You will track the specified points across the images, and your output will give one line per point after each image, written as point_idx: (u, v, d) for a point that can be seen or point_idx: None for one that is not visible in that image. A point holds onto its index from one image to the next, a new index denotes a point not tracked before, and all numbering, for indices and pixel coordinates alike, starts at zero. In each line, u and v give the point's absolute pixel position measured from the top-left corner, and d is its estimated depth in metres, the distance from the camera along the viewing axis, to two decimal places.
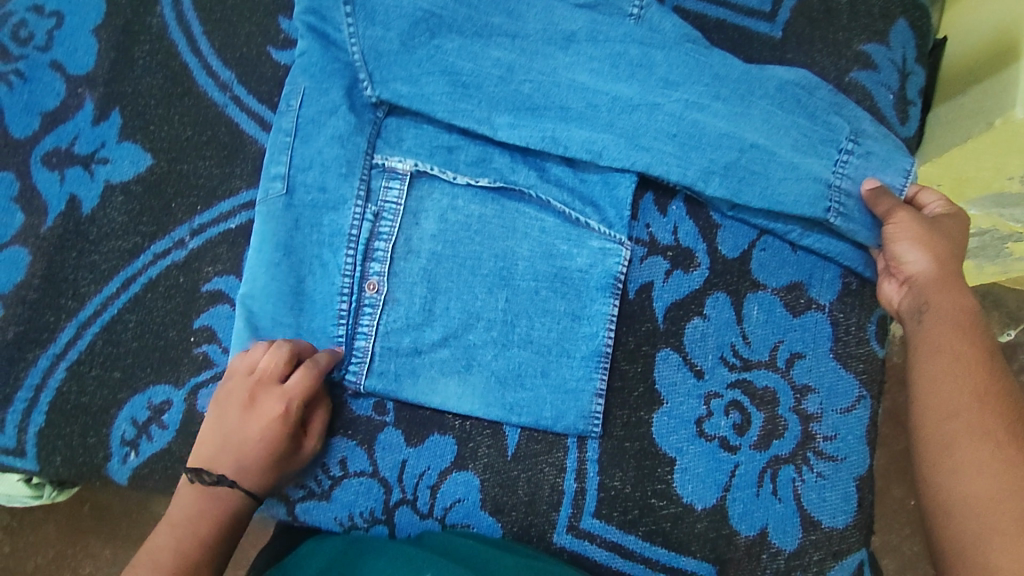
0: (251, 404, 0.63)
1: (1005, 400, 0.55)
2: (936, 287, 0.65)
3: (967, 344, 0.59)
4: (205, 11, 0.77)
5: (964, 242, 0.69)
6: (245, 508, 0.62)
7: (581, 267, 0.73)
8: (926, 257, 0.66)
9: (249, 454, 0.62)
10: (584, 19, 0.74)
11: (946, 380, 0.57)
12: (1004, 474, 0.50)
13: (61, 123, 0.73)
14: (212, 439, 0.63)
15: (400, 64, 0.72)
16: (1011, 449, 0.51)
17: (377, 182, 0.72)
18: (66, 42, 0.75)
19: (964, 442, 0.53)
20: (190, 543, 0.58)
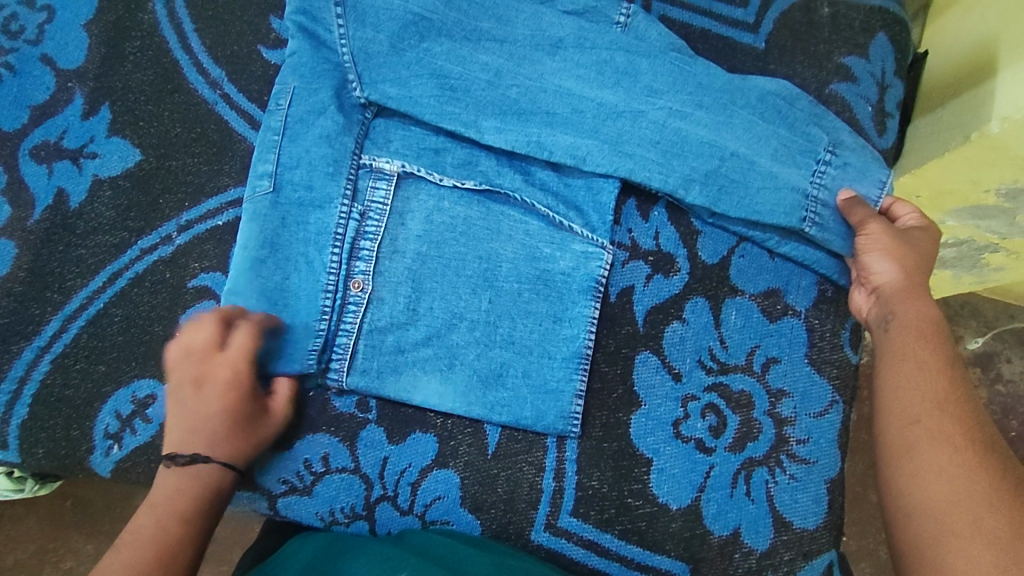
0: (201, 380, 0.65)
1: (964, 406, 0.57)
2: (901, 297, 0.67)
3: (931, 352, 0.62)
4: (197, 9, 0.77)
5: (934, 254, 0.71)
6: (223, 484, 0.63)
7: (564, 270, 0.74)
8: (894, 267, 0.69)
9: (216, 426, 0.63)
10: (571, 26, 0.76)
11: (910, 386, 0.59)
12: (962, 478, 0.52)
13: (50, 117, 0.74)
14: (174, 426, 0.64)
15: (389, 66, 0.73)
16: (968, 454, 0.54)
17: (364, 182, 0.73)
18: (57, 36, 0.75)
19: (925, 446, 0.55)
20: (170, 519, 0.58)
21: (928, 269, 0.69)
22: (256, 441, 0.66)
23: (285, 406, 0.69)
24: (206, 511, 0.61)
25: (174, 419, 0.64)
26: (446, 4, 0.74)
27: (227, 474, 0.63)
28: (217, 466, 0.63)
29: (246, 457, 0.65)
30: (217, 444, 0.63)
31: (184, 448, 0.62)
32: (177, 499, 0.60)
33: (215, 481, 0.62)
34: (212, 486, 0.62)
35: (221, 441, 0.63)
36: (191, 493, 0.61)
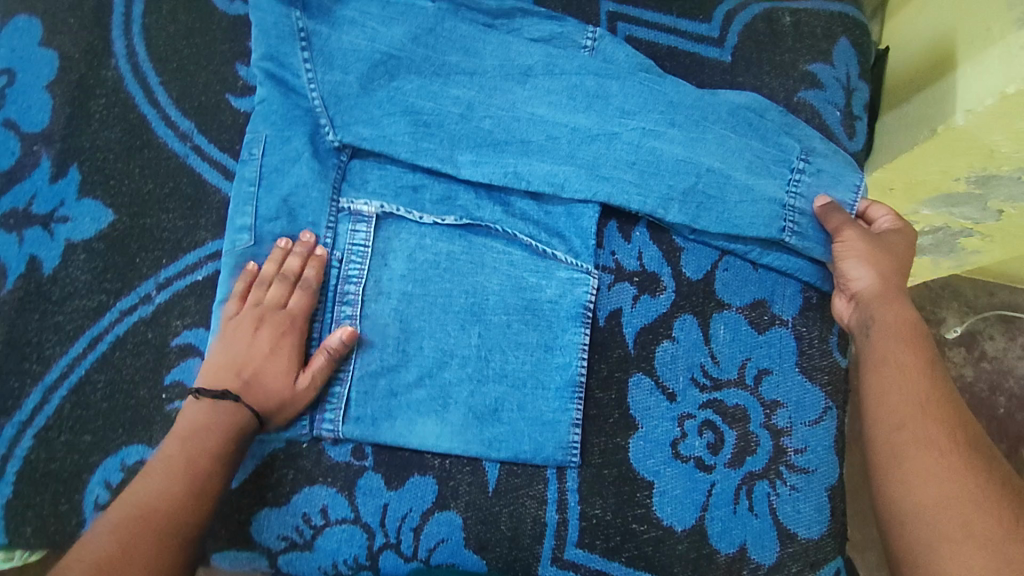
0: (260, 325, 0.68)
1: (946, 406, 0.58)
2: (879, 301, 0.68)
3: (910, 354, 0.63)
4: (161, 61, 0.76)
5: (909, 255, 0.72)
6: (245, 426, 0.65)
7: (550, 298, 0.74)
8: (871, 272, 0.70)
9: (258, 372, 0.67)
10: (539, 54, 0.79)
11: (897, 389, 0.60)
12: (950, 482, 0.53)
13: (18, 182, 0.72)
14: (221, 362, 0.67)
15: (360, 107, 0.74)
16: (953, 456, 0.55)
17: (343, 226, 0.73)
18: (19, 100, 0.74)
19: (913, 452, 0.56)
20: (199, 456, 0.62)
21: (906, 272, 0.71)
22: (283, 400, 0.67)
23: (313, 381, 0.67)
24: (233, 448, 0.64)
25: (224, 357, 0.67)
26: (413, 40, 0.77)
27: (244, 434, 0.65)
28: (240, 407, 0.65)
29: (274, 412, 0.67)
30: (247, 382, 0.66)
31: (215, 383, 0.66)
32: (203, 435, 0.63)
33: (239, 424, 0.64)
34: (233, 427, 0.64)
35: (255, 383, 0.66)
36: (216, 430, 0.63)
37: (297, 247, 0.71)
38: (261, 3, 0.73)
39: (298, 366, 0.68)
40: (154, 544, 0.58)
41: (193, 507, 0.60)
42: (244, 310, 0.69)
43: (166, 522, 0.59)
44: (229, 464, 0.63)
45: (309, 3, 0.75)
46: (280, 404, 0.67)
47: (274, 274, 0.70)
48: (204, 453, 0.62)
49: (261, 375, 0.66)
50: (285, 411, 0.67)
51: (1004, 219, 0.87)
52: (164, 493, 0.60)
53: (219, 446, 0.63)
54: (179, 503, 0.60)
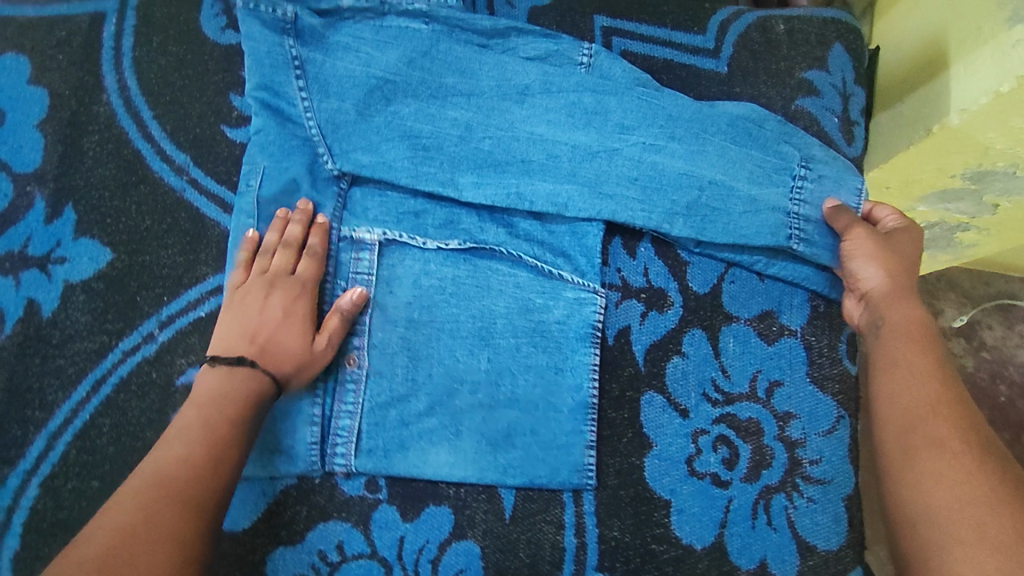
0: (270, 291, 0.68)
1: (957, 408, 0.58)
2: (888, 300, 0.68)
3: (920, 357, 0.62)
4: (153, 95, 0.75)
5: (919, 253, 0.72)
6: (263, 394, 0.64)
7: (558, 319, 0.73)
8: (880, 271, 0.70)
9: (272, 336, 0.66)
10: (536, 72, 0.78)
11: (906, 391, 0.60)
12: (962, 484, 0.53)
13: (12, 225, 0.71)
14: (233, 331, 0.67)
15: (358, 134, 0.73)
16: (965, 457, 0.54)
17: (346, 255, 0.72)
18: (9, 140, 0.72)
19: (925, 454, 0.55)
20: (218, 421, 0.61)
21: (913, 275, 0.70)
22: (301, 363, 0.66)
23: (329, 342, 0.68)
24: (251, 414, 0.63)
25: (236, 326, 0.67)
26: (409, 63, 0.76)
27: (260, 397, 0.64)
28: (257, 373, 0.64)
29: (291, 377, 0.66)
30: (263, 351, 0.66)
31: (230, 351, 0.65)
32: (221, 402, 0.62)
33: (257, 388, 0.63)
34: (252, 395, 0.63)
35: (270, 348, 0.66)
36: (235, 397, 0.62)
37: (296, 216, 0.71)
38: (253, 32, 0.72)
39: (312, 328, 0.68)
40: (176, 508, 0.55)
41: (215, 473, 0.59)
42: (252, 279, 0.69)
43: (188, 487, 0.57)
44: (249, 431, 0.62)
45: (301, 29, 0.73)
46: (298, 368, 0.66)
47: (278, 243, 0.70)
48: (222, 422, 0.61)
49: (277, 338, 0.66)
50: (302, 374, 0.66)
51: (1000, 213, 0.87)
52: (185, 459, 0.58)
53: (238, 413, 0.62)
54: (201, 470, 0.58)
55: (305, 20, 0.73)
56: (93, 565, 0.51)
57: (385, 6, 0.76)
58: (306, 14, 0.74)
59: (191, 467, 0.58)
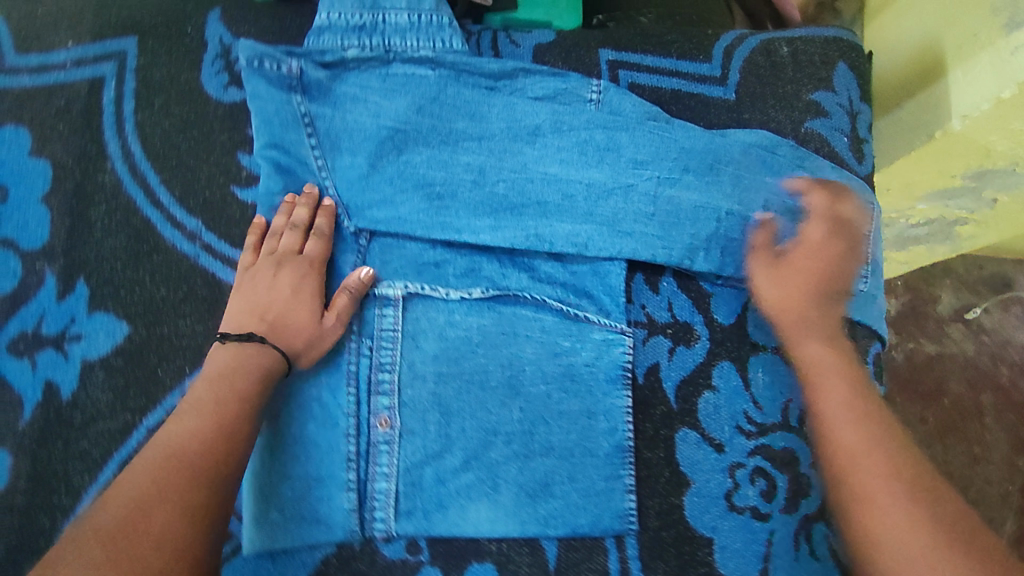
0: (278, 270, 0.70)
1: (875, 453, 0.62)
2: (789, 326, 0.74)
3: (839, 405, 0.67)
4: (159, 159, 0.74)
5: (808, 266, 0.75)
6: (274, 369, 0.65)
7: (587, 362, 0.73)
8: (774, 291, 0.75)
9: (281, 314, 0.68)
10: (545, 112, 0.77)
11: (839, 430, 0.65)
12: (897, 541, 0.57)
13: (24, 304, 0.69)
14: (244, 309, 0.69)
15: (372, 188, 0.73)
16: (891, 510, 0.58)
17: (369, 311, 0.71)
18: (14, 217, 0.71)
19: (860, 517, 0.60)
20: (228, 397, 0.62)
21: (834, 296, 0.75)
22: (309, 340, 0.68)
23: (338, 319, 0.69)
24: (261, 390, 0.64)
25: (247, 306, 0.69)
26: (418, 111, 0.75)
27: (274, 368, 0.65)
28: (266, 349, 0.66)
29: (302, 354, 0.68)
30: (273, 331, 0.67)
31: (240, 328, 0.67)
32: (231, 378, 0.63)
33: (266, 366, 0.65)
34: (262, 371, 0.65)
35: (279, 326, 0.68)
36: (247, 371, 0.64)
37: (302, 199, 0.72)
38: (259, 91, 0.71)
39: (320, 306, 0.69)
40: (186, 478, 0.57)
41: (227, 441, 0.60)
42: (260, 261, 0.71)
43: (198, 458, 0.58)
44: (260, 403, 0.63)
45: (307, 85, 0.72)
46: (307, 345, 0.68)
47: (284, 225, 0.71)
48: (231, 397, 0.62)
49: (285, 317, 0.68)
50: (312, 349, 0.68)
51: None
52: (196, 433, 0.60)
53: (248, 386, 0.63)
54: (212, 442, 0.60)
55: (310, 74, 0.72)
56: (108, 531, 0.53)
57: (390, 54, 0.75)
58: (310, 67, 0.72)
59: (202, 440, 0.59)
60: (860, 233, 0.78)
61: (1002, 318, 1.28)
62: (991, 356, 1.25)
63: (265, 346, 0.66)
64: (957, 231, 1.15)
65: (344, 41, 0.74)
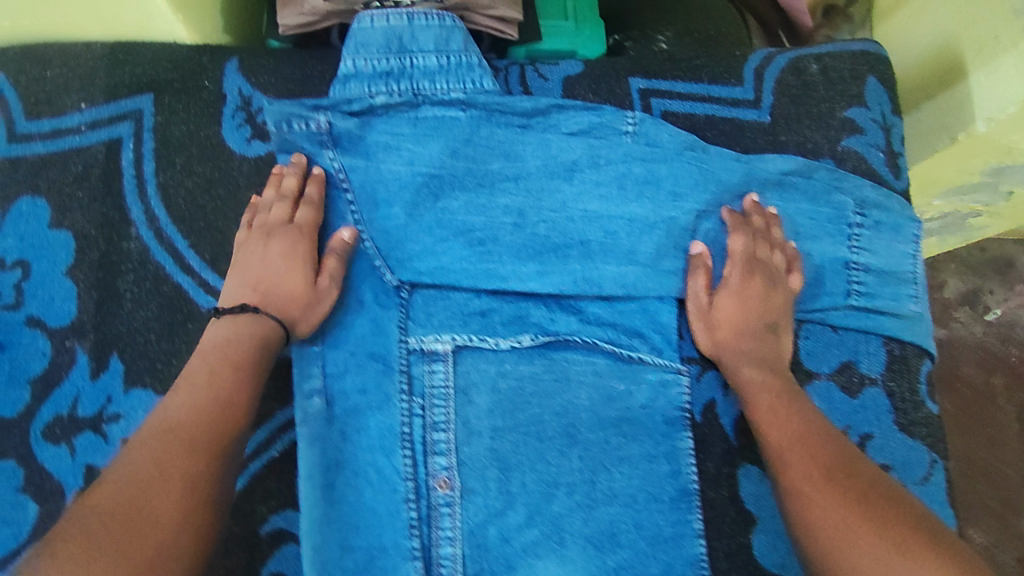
0: (268, 240, 0.68)
1: (807, 442, 0.63)
2: (733, 358, 0.72)
3: (772, 404, 0.67)
4: (185, 222, 0.70)
5: (751, 302, 0.73)
6: (269, 337, 0.63)
7: (642, 404, 0.72)
8: (707, 336, 0.74)
9: (275, 283, 0.66)
10: (581, 147, 0.75)
11: (770, 429, 0.66)
12: (825, 519, 0.57)
13: (56, 387, 0.66)
14: (237, 281, 0.67)
15: (411, 239, 0.71)
16: (822, 490, 0.59)
17: (418, 368, 0.69)
18: (39, 293, 0.67)
19: (793, 503, 0.60)
20: (222, 367, 0.60)
21: (775, 326, 0.74)
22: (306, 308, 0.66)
23: (331, 281, 0.67)
24: (256, 355, 0.62)
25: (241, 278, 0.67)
26: (452, 154, 0.72)
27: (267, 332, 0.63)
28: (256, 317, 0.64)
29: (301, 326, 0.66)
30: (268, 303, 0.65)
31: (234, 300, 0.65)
32: (226, 348, 0.61)
33: (262, 333, 0.63)
34: (256, 339, 0.63)
35: (272, 293, 0.66)
36: (241, 339, 0.62)
37: (291, 169, 0.70)
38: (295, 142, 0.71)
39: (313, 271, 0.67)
40: (184, 450, 0.53)
41: (226, 411, 0.57)
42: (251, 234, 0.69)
43: (195, 432, 0.55)
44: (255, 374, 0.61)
45: (338, 137, 0.71)
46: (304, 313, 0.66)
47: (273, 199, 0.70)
48: (225, 375, 0.59)
49: (281, 287, 0.66)
50: (309, 314, 0.66)
51: None
52: (192, 408, 0.57)
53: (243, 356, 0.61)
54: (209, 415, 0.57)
55: (339, 125, 0.70)
56: (109, 507, 0.49)
57: (418, 98, 0.72)
58: (338, 119, 0.70)
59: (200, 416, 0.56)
60: (782, 262, 0.75)
61: (1008, 298, 1.23)
62: (998, 336, 1.22)
63: (258, 313, 0.64)
64: (969, 222, 1.15)
65: (372, 88, 0.71)
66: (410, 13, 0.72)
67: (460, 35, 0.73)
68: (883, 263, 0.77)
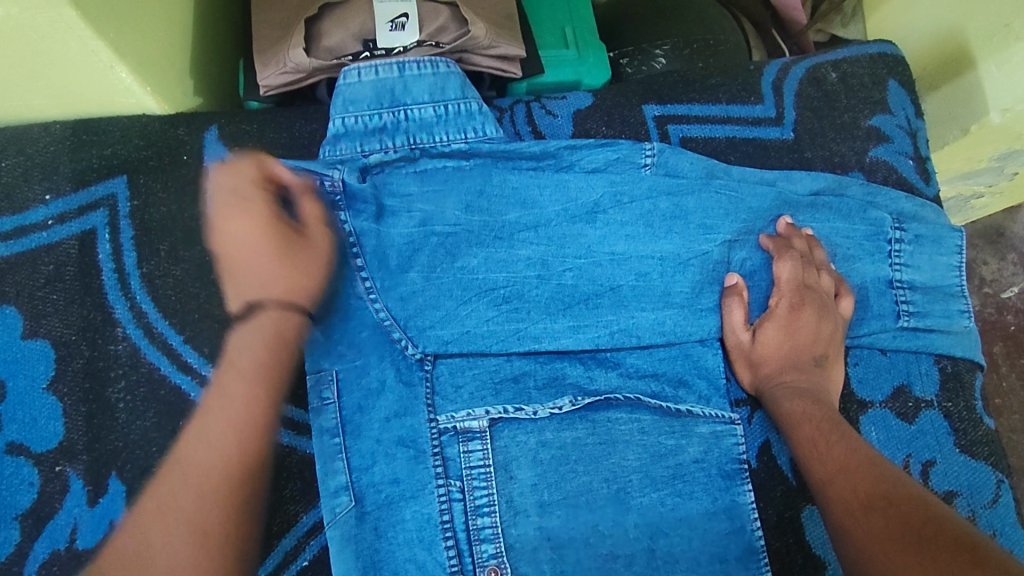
0: (241, 219, 0.66)
1: (854, 469, 0.57)
2: (777, 398, 0.66)
3: (815, 434, 0.62)
4: (177, 314, 0.64)
5: (795, 338, 0.68)
6: (287, 330, 0.64)
7: (695, 459, 0.65)
8: (749, 375, 0.69)
9: (264, 264, 0.65)
10: (602, 186, 0.70)
11: (815, 462, 0.60)
12: (880, 545, 0.50)
13: (49, 520, 0.58)
14: (236, 266, 0.66)
15: (431, 305, 0.65)
16: (874, 517, 0.52)
17: (453, 448, 0.62)
18: (19, 415, 0.60)
19: (844, 537, 0.53)
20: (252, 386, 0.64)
21: (824, 358, 0.68)
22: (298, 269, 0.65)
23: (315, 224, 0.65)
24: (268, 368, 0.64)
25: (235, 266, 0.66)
26: (466, 208, 0.67)
27: (279, 313, 0.65)
28: (275, 315, 0.65)
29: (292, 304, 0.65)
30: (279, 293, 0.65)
31: (241, 300, 0.65)
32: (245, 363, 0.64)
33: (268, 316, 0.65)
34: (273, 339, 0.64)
35: (263, 272, 0.65)
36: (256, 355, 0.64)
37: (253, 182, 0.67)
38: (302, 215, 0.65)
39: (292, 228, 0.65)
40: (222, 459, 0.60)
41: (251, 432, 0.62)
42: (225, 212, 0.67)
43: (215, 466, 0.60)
44: (278, 377, 0.64)
45: (352, 199, 0.65)
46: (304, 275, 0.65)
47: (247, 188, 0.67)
48: (240, 403, 0.63)
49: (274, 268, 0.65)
50: (307, 275, 0.65)
51: None
52: (217, 438, 0.61)
53: (257, 365, 0.64)
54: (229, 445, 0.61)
55: (352, 181, 0.65)
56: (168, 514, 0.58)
57: (416, 152, 0.68)
58: (352, 177, 0.65)
59: (218, 449, 0.61)
60: (830, 286, 0.70)
61: (1001, 267, 1.16)
62: (995, 305, 1.15)
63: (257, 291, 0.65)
64: (971, 204, 1.11)
65: (364, 147, 0.67)
66: (400, 63, 0.68)
67: (455, 81, 0.69)
68: (926, 279, 0.73)
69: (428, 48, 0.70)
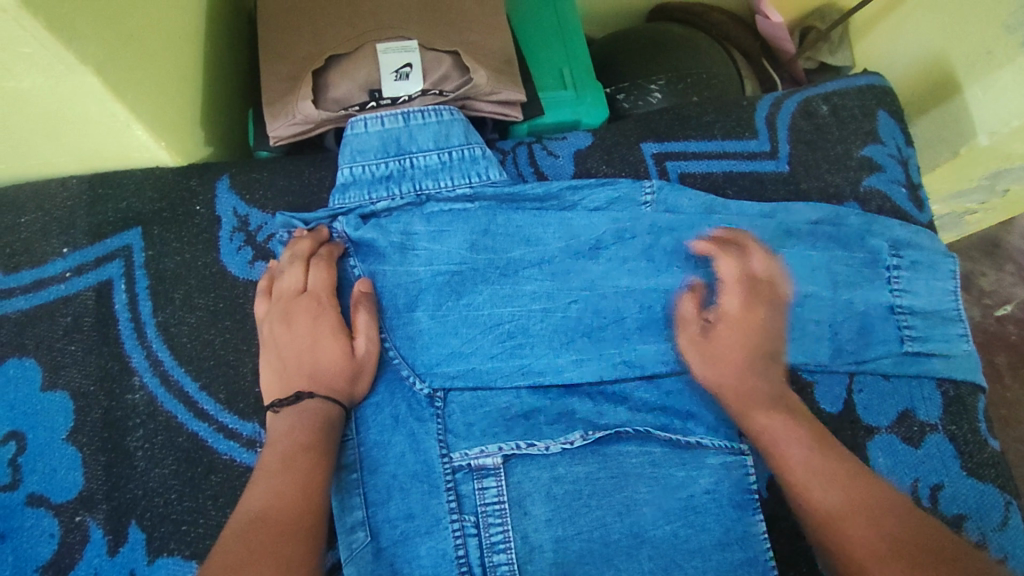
0: (290, 320, 0.64)
1: (871, 504, 0.56)
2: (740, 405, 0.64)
3: (817, 457, 0.60)
4: (193, 361, 0.66)
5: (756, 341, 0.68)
6: (334, 417, 0.60)
7: (708, 489, 0.65)
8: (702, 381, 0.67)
9: (311, 359, 0.62)
10: (606, 222, 0.72)
11: (819, 486, 0.58)
12: None
13: (69, 572, 0.59)
14: (283, 364, 0.63)
15: (437, 342, 0.67)
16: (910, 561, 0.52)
17: (467, 485, 0.62)
18: (38, 466, 0.61)
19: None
20: (296, 451, 0.57)
21: None
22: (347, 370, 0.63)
23: (369, 340, 0.64)
24: (325, 439, 0.58)
25: (278, 363, 0.63)
26: (472, 247, 0.69)
27: (329, 405, 0.61)
28: (321, 401, 0.60)
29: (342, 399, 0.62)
30: (326, 392, 0.61)
31: (287, 391, 0.61)
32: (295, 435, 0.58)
33: (316, 409, 0.60)
34: (321, 419, 0.59)
35: (317, 371, 0.62)
36: (306, 428, 0.59)
37: (289, 268, 0.66)
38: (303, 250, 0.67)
39: (345, 335, 0.64)
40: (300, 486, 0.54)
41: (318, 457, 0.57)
42: (272, 309, 0.65)
43: (284, 517, 0.52)
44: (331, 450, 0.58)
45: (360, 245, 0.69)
46: (349, 382, 0.63)
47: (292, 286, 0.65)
48: (298, 449, 0.57)
49: (318, 360, 0.62)
50: (356, 385, 0.63)
51: None
52: (276, 491, 0.53)
53: (313, 438, 0.58)
54: (290, 497, 0.53)
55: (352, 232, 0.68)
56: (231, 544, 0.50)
57: (423, 197, 0.70)
58: (352, 223, 0.68)
59: (281, 493, 0.53)
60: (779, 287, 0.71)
61: (999, 279, 1.18)
62: (995, 317, 1.16)
63: (315, 397, 0.60)
64: (965, 220, 1.13)
65: (372, 194, 0.70)
66: (406, 113, 0.71)
67: (459, 128, 0.72)
68: (925, 304, 0.75)
69: (433, 97, 0.72)
